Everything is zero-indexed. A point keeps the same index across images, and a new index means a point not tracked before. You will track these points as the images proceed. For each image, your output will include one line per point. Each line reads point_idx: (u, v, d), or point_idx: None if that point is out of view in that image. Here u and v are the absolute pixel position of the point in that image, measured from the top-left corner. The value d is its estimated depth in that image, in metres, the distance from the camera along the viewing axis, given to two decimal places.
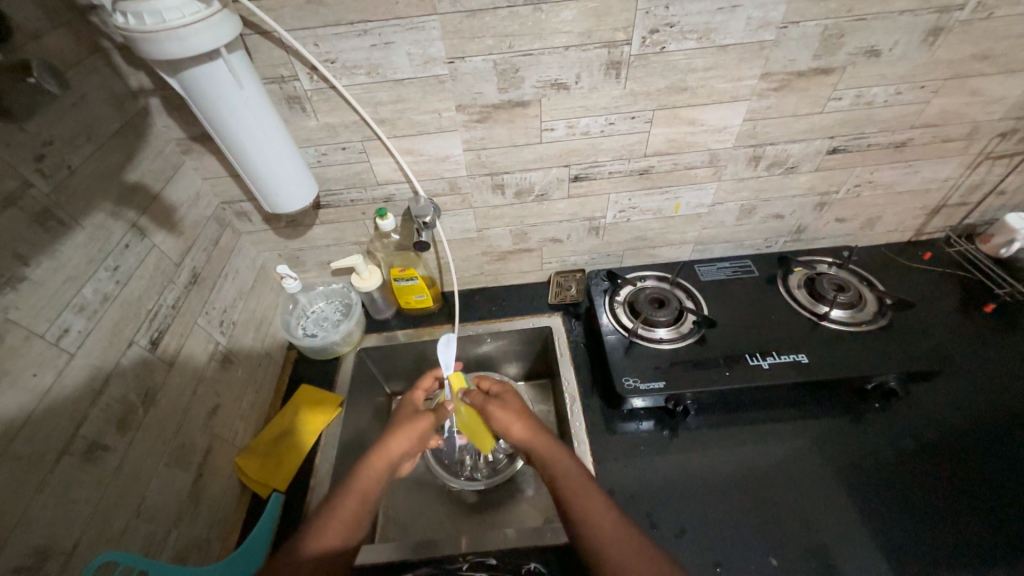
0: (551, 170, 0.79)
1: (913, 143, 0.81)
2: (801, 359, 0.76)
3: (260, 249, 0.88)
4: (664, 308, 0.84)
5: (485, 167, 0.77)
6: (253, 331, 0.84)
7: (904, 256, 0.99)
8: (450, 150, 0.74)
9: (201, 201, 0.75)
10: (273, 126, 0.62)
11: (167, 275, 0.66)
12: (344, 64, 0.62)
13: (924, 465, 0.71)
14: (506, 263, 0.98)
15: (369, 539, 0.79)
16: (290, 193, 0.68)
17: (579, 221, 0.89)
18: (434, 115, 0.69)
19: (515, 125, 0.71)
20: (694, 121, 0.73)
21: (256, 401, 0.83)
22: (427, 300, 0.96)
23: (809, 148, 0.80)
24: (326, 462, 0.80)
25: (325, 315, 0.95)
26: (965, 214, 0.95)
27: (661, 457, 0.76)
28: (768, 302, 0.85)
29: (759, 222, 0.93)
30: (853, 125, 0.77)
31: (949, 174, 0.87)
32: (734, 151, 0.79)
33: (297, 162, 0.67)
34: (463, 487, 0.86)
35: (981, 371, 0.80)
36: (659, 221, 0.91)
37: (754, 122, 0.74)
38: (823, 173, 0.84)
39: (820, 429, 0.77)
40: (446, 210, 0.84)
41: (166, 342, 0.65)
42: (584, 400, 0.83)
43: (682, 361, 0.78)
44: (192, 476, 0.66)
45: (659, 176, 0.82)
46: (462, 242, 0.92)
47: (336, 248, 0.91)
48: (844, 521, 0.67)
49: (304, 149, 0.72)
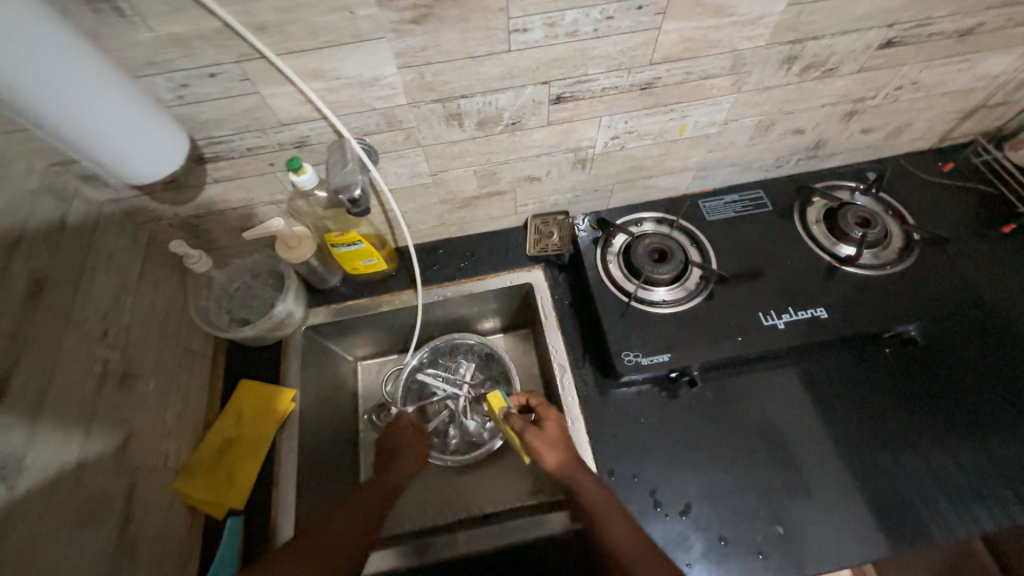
0: (524, 90, 0.57)
1: (981, 30, 0.63)
2: (820, 314, 0.68)
3: (139, 220, 0.65)
4: (666, 261, 0.71)
5: (433, 91, 0.55)
6: (158, 330, 0.66)
7: (924, 168, 0.87)
8: (377, 68, 0.51)
9: (10, 168, 0.50)
10: (17, 47, 0.35)
11: None
12: None
13: (934, 408, 0.67)
14: (472, 209, 0.79)
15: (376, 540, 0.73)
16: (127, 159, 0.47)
17: (561, 153, 0.70)
18: (346, 14, 0.45)
19: (471, 25, 0.48)
20: (721, 10, 0.52)
21: (185, 410, 0.68)
22: (379, 263, 0.78)
23: (859, 42, 0.61)
24: (291, 468, 0.69)
25: (254, 293, 0.76)
26: (1001, 114, 0.82)
27: (662, 426, 0.68)
28: (781, 243, 0.74)
29: (774, 140, 0.77)
30: (920, 7, 0.58)
31: (1004, 68, 0.71)
32: (766, 51, 0.59)
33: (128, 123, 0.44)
34: (444, 462, 0.79)
35: (1004, 291, 0.72)
36: (659, 146, 0.72)
37: (800, 7, 0.54)
38: (864, 75, 0.67)
39: (831, 378, 0.70)
40: (386, 152, 0.63)
41: (19, 384, 0.46)
42: (575, 370, 0.74)
43: (687, 326, 0.68)
44: (115, 526, 0.54)
45: (666, 90, 0.62)
46: (414, 189, 0.71)
47: (247, 210, 0.69)
48: (853, 478, 0.64)
49: (149, 79, 0.47)
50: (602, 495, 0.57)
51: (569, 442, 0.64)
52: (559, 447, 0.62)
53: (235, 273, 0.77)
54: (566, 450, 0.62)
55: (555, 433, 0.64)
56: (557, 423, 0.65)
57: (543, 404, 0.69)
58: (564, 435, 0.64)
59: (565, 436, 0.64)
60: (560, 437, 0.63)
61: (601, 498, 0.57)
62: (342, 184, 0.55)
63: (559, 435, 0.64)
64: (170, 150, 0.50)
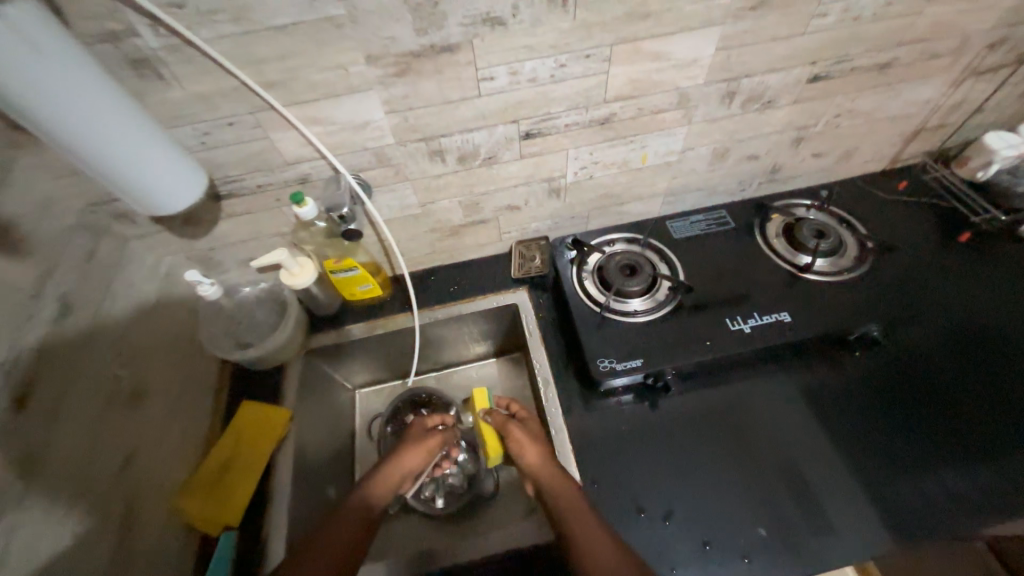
0: (497, 128, 0.66)
1: (898, 63, 0.72)
2: (783, 319, 0.73)
3: (160, 254, 0.73)
4: (636, 276, 0.78)
5: (418, 131, 0.64)
6: (168, 353, 0.71)
7: (879, 187, 0.93)
8: (368, 114, 0.60)
9: (55, 208, 0.58)
10: (83, 109, 0.44)
11: (23, 311, 0.51)
12: (198, 10, 0.46)
13: (909, 408, 0.69)
14: (460, 237, 0.86)
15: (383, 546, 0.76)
16: (172, 188, 0.55)
17: (537, 184, 0.78)
18: (339, 71, 0.54)
19: (445, 76, 0.57)
20: (659, 56, 0.61)
21: (189, 430, 0.72)
22: (375, 289, 0.84)
23: (789, 78, 0.69)
24: (285, 487, 0.72)
25: (259, 319, 0.82)
26: (943, 136, 0.89)
27: (643, 437, 0.71)
28: (747, 258, 0.80)
29: (732, 166, 0.85)
30: (837, 46, 0.66)
31: (931, 95, 0.79)
32: (707, 88, 0.68)
33: (161, 138, 0.53)
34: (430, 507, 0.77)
35: (959, 300, 0.76)
36: (625, 174, 0.80)
37: (729, 51, 0.63)
38: (802, 105, 0.75)
39: (808, 383, 0.73)
40: (379, 186, 0.71)
41: (41, 395, 0.51)
42: (559, 383, 0.77)
43: (658, 332, 0.73)
44: (114, 536, 0.56)
45: (624, 124, 0.70)
46: (405, 220, 0.79)
47: (256, 242, 0.77)
48: (834, 478, 0.65)
49: (178, 129, 0.56)
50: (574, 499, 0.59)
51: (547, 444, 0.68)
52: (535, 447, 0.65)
53: (241, 300, 0.82)
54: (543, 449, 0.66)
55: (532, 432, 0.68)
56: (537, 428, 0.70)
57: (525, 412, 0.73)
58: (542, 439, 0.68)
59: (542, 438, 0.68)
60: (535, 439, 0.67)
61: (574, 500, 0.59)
62: (330, 204, 0.66)
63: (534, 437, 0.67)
64: (191, 187, 0.58)
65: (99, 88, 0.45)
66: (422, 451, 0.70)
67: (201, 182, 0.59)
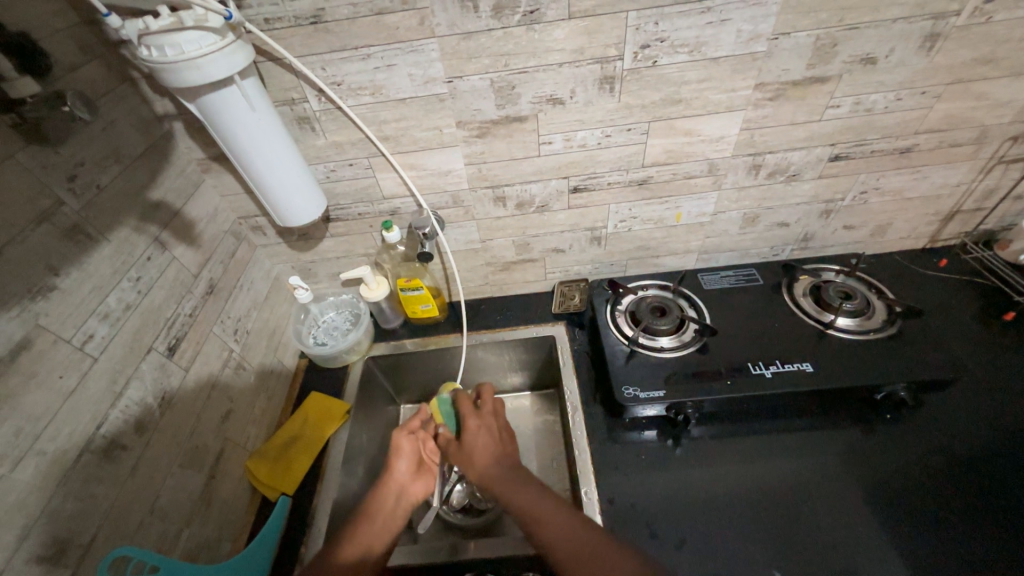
0: (551, 182, 0.81)
1: (919, 149, 0.79)
2: (806, 368, 0.77)
3: (274, 261, 0.92)
4: (666, 316, 0.87)
5: (487, 180, 0.80)
6: (266, 339, 0.87)
7: (918, 263, 0.96)
8: (452, 164, 0.77)
9: (219, 217, 0.79)
10: (264, 138, 0.62)
11: (186, 285, 0.70)
12: (349, 86, 0.66)
13: (943, 480, 0.68)
14: (510, 273, 1.00)
15: (412, 540, 0.83)
16: (299, 206, 0.71)
17: (581, 232, 0.91)
18: (436, 132, 0.72)
19: (514, 139, 0.74)
20: (690, 132, 0.74)
21: (268, 407, 0.85)
22: (433, 310, 0.97)
23: (810, 156, 0.79)
24: (336, 469, 0.80)
25: (335, 325, 0.96)
26: (981, 219, 0.92)
27: (664, 468, 0.74)
28: (773, 314, 0.87)
29: (763, 230, 0.93)
30: (854, 132, 0.76)
31: (960, 179, 0.85)
32: (734, 160, 0.79)
33: (304, 173, 0.70)
34: (457, 520, 0.84)
35: (998, 386, 0.76)
36: (660, 230, 0.91)
37: (752, 131, 0.75)
38: (826, 180, 0.84)
39: (835, 441, 0.75)
40: (450, 222, 0.87)
41: (182, 349, 0.67)
42: (585, 409, 0.83)
43: (683, 369, 0.79)
44: (204, 478, 0.68)
45: (659, 186, 0.83)
46: (467, 253, 0.94)
47: (346, 259, 0.94)
48: (858, 536, 0.64)
49: (315, 166, 0.76)
50: (532, 490, 0.63)
51: (499, 438, 0.72)
52: (491, 449, 0.70)
53: (324, 307, 1.00)
54: (494, 446, 0.71)
55: (484, 429, 0.73)
56: (491, 419, 0.75)
57: (469, 410, 0.75)
58: (493, 436, 0.72)
59: (491, 432, 0.73)
60: (485, 440, 0.71)
61: (533, 493, 0.62)
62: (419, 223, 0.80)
63: (489, 435, 0.72)
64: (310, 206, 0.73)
65: (277, 130, 0.64)
66: (407, 458, 0.75)
67: (320, 207, 0.74)
